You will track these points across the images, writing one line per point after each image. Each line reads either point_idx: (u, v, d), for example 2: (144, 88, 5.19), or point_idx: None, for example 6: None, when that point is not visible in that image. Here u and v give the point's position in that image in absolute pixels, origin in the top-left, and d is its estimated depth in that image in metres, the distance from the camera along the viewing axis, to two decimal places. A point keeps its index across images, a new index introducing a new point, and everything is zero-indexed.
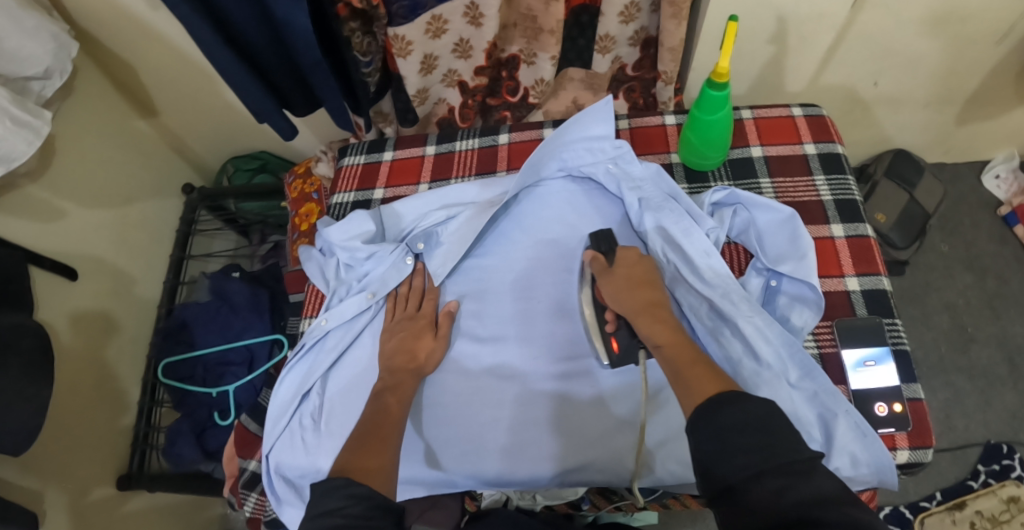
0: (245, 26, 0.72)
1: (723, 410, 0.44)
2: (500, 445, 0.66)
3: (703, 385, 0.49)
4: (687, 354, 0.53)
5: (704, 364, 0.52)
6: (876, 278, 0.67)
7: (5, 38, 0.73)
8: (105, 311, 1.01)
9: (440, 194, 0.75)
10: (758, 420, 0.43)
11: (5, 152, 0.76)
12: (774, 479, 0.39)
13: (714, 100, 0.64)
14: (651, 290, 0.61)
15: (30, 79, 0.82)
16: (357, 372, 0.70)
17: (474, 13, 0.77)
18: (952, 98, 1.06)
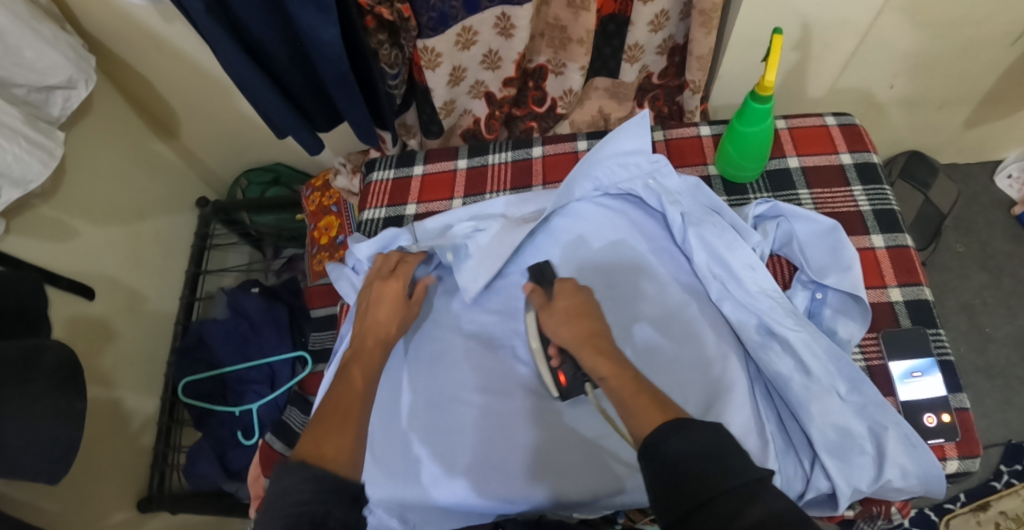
0: (271, 41, 0.71)
1: (672, 435, 0.40)
2: (520, 465, 0.62)
3: (648, 413, 0.45)
4: (630, 383, 0.49)
5: (649, 392, 0.47)
6: (918, 288, 0.67)
7: (25, 48, 0.72)
8: (121, 332, 0.98)
9: (473, 208, 0.74)
10: (711, 445, 0.39)
11: (20, 174, 0.73)
12: (728, 504, 0.35)
13: (757, 113, 0.64)
14: (591, 319, 0.56)
15: (53, 90, 0.81)
16: (395, 396, 0.68)
17: (505, 24, 0.76)
18: (965, 100, 1.06)
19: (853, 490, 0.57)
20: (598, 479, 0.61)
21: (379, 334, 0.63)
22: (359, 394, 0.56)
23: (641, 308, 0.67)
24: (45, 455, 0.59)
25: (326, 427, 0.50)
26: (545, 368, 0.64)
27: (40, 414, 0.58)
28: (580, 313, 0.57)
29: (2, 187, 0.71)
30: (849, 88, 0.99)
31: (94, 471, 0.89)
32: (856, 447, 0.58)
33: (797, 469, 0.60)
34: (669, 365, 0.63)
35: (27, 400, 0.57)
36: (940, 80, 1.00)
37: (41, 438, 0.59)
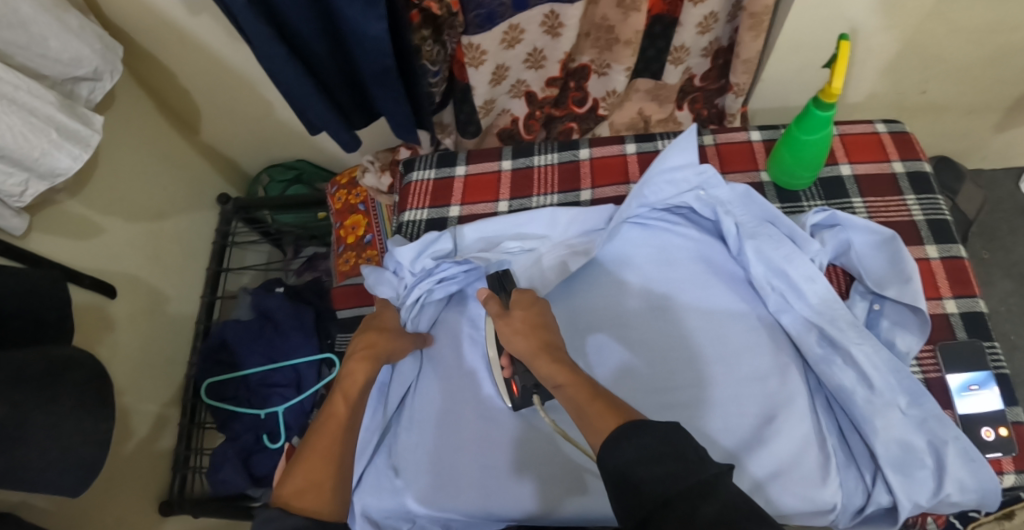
0: (312, 38, 0.68)
1: (625, 445, 0.39)
2: (551, 476, 0.62)
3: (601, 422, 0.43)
4: (586, 390, 0.47)
5: (604, 398, 0.46)
6: (973, 300, 0.66)
7: (52, 38, 0.69)
8: (141, 332, 0.96)
9: (513, 219, 0.71)
10: (664, 448, 0.37)
11: (47, 169, 0.70)
12: (683, 503, 0.34)
13: (818, 121, 0.62)
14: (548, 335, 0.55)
15: (79, 81, 0.78)
16: (432, 408, 0.67)
17: (553, 23, 0.74)
18: (995, 107, 1.02)
19: (913, 505, 0.56)
20: (584, 491, 0.61)
21: (368, 349, 0.63)
22: (343, 422, 0.58)
23: (636, 317, 0.67)
24: (81, 469, 0.56)
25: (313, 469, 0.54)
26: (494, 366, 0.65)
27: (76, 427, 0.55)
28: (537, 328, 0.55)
29: (28, 180, 0.69)
30: (888, 96, 0.97)
31: (113, 475, 0.87)
32: (916, 461, 0.57)
33: (857, 483, 0.59)
34: (725, 374, 0.63)
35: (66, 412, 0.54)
36: (982, 95, 0.98)
37: (77, 451, 0.56)
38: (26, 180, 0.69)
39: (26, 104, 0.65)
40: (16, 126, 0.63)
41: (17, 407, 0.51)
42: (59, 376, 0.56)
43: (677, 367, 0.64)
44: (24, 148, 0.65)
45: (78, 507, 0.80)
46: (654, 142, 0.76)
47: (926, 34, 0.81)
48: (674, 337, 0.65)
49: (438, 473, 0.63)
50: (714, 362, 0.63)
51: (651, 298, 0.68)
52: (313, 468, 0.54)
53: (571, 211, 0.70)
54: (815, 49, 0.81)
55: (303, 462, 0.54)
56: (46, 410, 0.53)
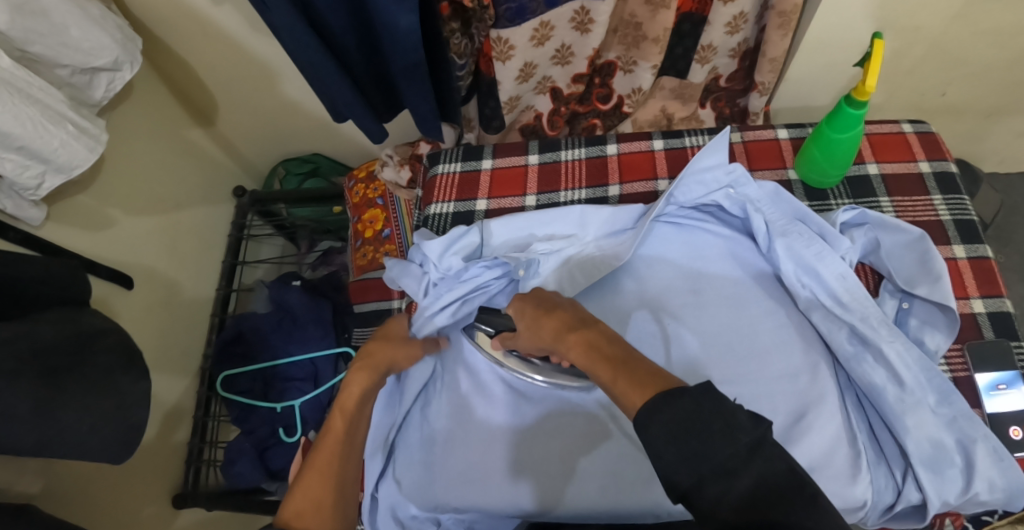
0: (341, 29, 0.68)
1: (654, 416, 0.34)
2: (575, 471, 0.61)
3: (628, 395, 0.38)
4: (607, 367, 0.42)
5: (627, 372, 0.40)
6: (1000, 300, 0.66)
7: (72, 27, 0.67)
8: (158, 324, 0.95)
9: (542, 216, 0.70)
10: (699, 422, 0.33)
11: (66, 161, 0.67)
12: (716, 482, 0.32)
13: (850, 119, 0.63)
14: (562, 312, 0.52)
15: (98, 71, 0.75)
16: (459, 402, 0.67)
17: (582, 19, 0.74)
18: (1015, 110, 1.03)
19: (943, 503, 0.56)
20: (610, 489, 0.60)
21: (369, 362, 0.64)
22: (342, 437, 0.58)
23: (668, 312, 0.67)
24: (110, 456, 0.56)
25: (312, 480, 0.53)
26: (513, 360, 0.65)
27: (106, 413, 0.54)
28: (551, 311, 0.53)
29: (44, 173, 0.66)
30: (910, 99, 0.97)
31: (128, 467, 0.86)
32: (946, 459, 0.57)
33: (888, 480, 0.59)
34: (757, 369, 0.62)
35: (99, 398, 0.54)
36: (1001, 98, 0.99)
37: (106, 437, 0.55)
38: (42, 173, 0.66)
39: (41, 97, 0.63)
40: (36, 118, 0.61)
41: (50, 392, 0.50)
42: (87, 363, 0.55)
43: (708, 361, 0.64)
44: (43, 139, 0.63)
45: (95, 498, 0.79)
46: (682, 139, 0.76)
47: (953, 36, 0.81)
48: (704, 334, 0.65)
49: (462, 469, 0.63)
50: (745, 359, 0.63)
51: (679, 294, 0.68)
52: (311, 486, 0.53)
53: (602, 212, 0.69)
54: (842, 49, 0.81)
55: (305, 476, 0.54)
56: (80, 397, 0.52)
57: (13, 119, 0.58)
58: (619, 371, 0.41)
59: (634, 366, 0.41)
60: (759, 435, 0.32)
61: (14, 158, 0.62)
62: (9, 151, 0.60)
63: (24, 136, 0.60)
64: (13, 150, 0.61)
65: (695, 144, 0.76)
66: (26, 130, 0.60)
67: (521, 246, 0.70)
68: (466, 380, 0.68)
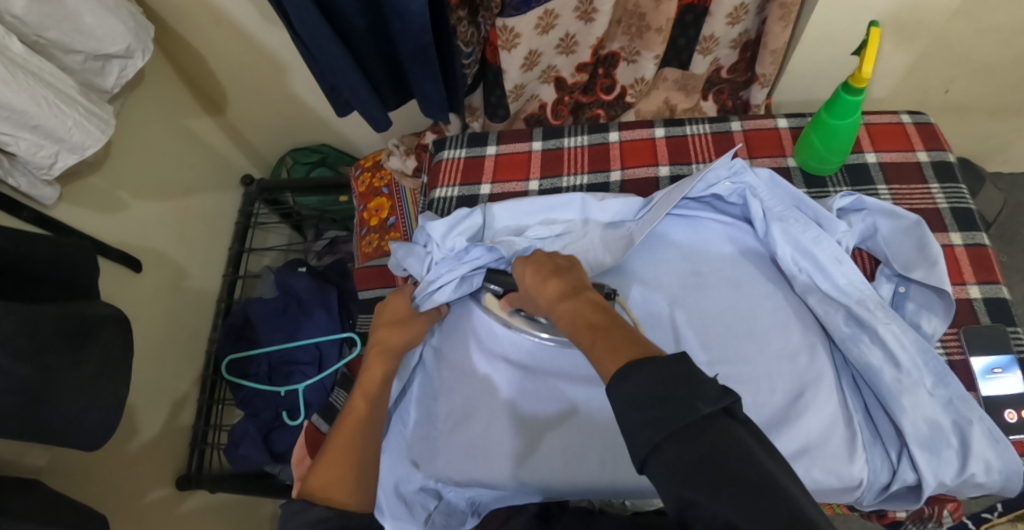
0: (351, 14, 0.70)
1: (624, 383, 0.36)
2: (574, 447, 0.62)
3: (605, 362, 0.41)
4: (590, 334, 0.44)
5: (605, 336, 0.43)
6: (997, 286, 0.67)
7: (86, 14, 0.67)
8: (165, 307, 0.97)
9: (546, 203, 0.72)
10: (664, 388, 0.34)
11: (79, 140, 0.69)
12: (674, 449, 0.32)
13: (848, 105, 0.64)
14: (564, 277, 0.53)
15: (110, 59, 0.75)
16: (462, 381, 0.68)
17: (586, 8, 0.76)
18: (1017, 109, 1.04)
19: (938, 482, 0.57)
20: (609, 464, 0.61)
21: (381, 342, 0.69)
22: (361, 417, 0.66)
23: (667, 294, 0.68)
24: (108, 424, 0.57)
25: (329, 460, 0.62)
26: (520, 319, 0.67)
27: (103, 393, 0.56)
28: (553, 274, 0.53)
29: (58, 152, 0.67)
30: (912, 96, 0.98)
31: (134, 446, 0.88)
32: (943, 440, 0.58)
33: (884, 460, 0.59)
34: (757, 349, 0.63)
35: (97, 382, 0.57)
36: (1003, 96, 1.00)
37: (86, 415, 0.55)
38: (56, 152, 0.67)
39: (52, 82, 0.65)
40: (49, 98, 0.63)
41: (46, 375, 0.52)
42: (89, 343, 0.57)
43: (706, 341, 0.65)
44: (58, 119, 0.64)
45: (101, 476, 0.81)
46: (683, 127, 0.78)
47: (955, 32, 0.82)
48: (705, 315, 0.66)
49: (462, 445, 0.64)
50: (745, 339, 0.64)
51: (679, 276, 0.69)
52: (335, 462, 0.62)
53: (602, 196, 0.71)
54: (845, 42, 0.82)
55: (325, 456, 0.63)
56: (75, 385, 0.55)
57: (29, 99, 0.60)
58: (600, 336, 0.43)
59: (612, 332, 0.43)
60: (721, 405, 0.33)
61: (29, 137, 0.63)
62: (25, 130, 0.62)
63: (40, 114, 0.61)
64: (29, 130, 0.62)
65: (695, 132, 0.78)
66: (41, 109, 0.62)
67: (522, 230, 0.72)
68: (469, 358, 0.68)
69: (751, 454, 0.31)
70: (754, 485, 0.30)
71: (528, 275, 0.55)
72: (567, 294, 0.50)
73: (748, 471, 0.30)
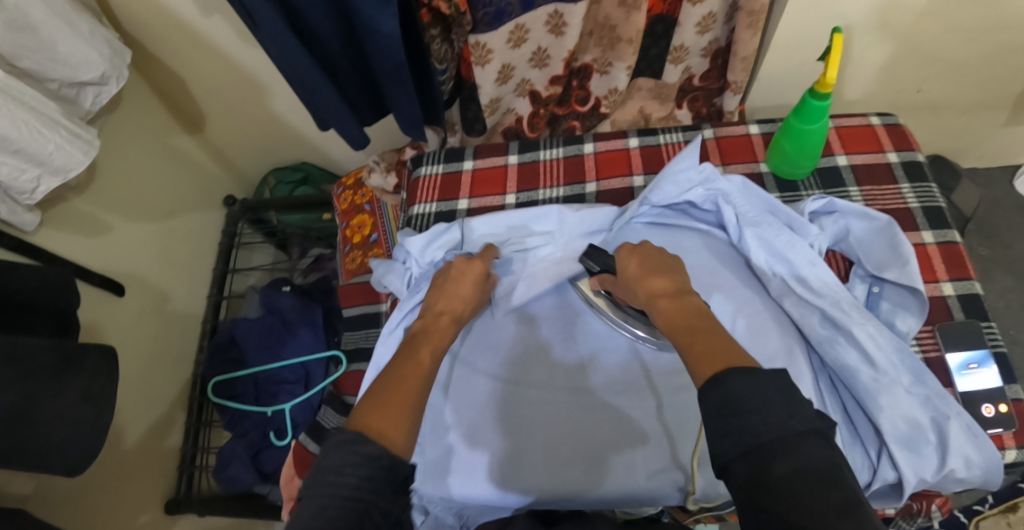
0: (324, 35, 0.70)
1: (716, 387, 0.38)
2: (570, 454, 0.63)
3: (698, 365, 0.41)
4: (686, 331, 0.46)
5: (704, 337, 0.44)
6: (969, 282, 0.68)
7: (60, 43, 0.67)
8: (149, 330, 0.96)
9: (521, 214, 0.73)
10: (756, 396, 0.36)
11: (60, 163, 0.68)
12: (759, 460, 0.34)
13: (815, 110, 0.65)
14: (669, 275, 0.53)
15: (85, 86, 0.75)
16: (462, 390, 0.67)
17: (556, 22, 0.77)
18: (989, 105, 1.06)
19: (919, 480, 0.57)
20: (593, 472, 0.62)
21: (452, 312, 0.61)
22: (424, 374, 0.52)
23: None
24: (86, 456, 0.57)
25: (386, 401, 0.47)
26: (601, 300, 0.69)
27: (82, 424, 0.56)
28: (657, 271, 0.53)
29: (40, 176, 0.67)
30: (884, 97, 0.99)
31: (122, 472, 0.87)
32: (921, 438, 0.58)
33: (864, 460, 0.60)
34: None
35: (84, 414, 0.56)
36: (975, 93, 1.01)
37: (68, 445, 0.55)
38: (38, 177, 0.67)
39: (36, 106, 0.65)
40: (32, 123, 0.63)
41: (27, 402, 0.51)
42: (74, 376, 0.56)
43: None
44: (40, 142, 0.64)
45: (89, 503, 0.80)
46: (656, 136, 0.79)
47: (922, 32, 0.83)
48: None
49: (443, 461, 0.64)
50: None
51: None
52: (392, 405, 0.46)
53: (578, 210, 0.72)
54: (812, 47, 0.84)
55: (384, 397, 0.47)
56: (59, 417, 0.54)
57: (11, 124, 0.60)
58: (698, 339, 0.44)
59: (712, 337, 0.43)
60: (813, 426, 0.35)
61: (10, 162, 0.63)
62: (6, 155, 0.62)
63: (21, 140, 0.61)
64: (10, 154, 0.62)
65: (669, 141, 0.79)
66: (23, 134, 0.62)
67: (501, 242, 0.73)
68: (587, 326, 0.70)
69: (841, 478, 0.32)
70: (837, 509, 0.30)
71: (633, 265, 0.56)
72: (671, 292, 0.51)
73: (831, 497, 0.31)
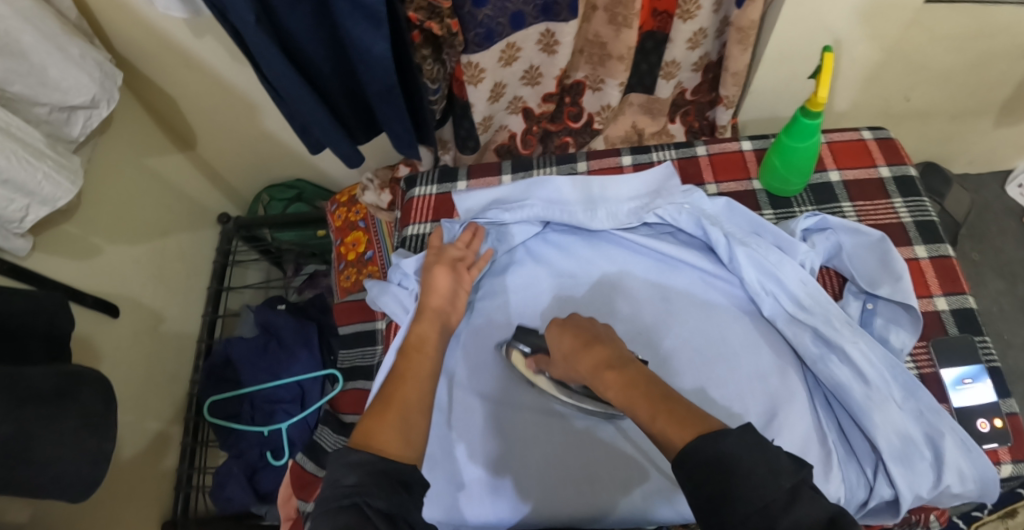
0: (316, 57, 0.70)
1: (701, 449, 0.37)
2: (568, 475, 0.63)
3: (669, 435, 0.40)
4: (643, 401, 0.43)
5: (669, 411, 0.41)
6: (962, 297, 0.68)
7: (50, 67, 0.66)
8: (143, 351, 0.96)
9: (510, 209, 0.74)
10: (745, 454, 0.36)
11: (50, 192, 0.68)
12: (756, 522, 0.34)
13: (805, 128, 0.65)
14: (606, 345, 0.50)
15: (75, 109, 0.74)
16: (459, 414, 0.67)
17: (548, 41, 0.78)
18: (977, 112, 1.07)
19: (915, 496, 0.57)
20: (588, 492, 0.62)
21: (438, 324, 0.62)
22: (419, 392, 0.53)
23: (642, 325, 0.68)
24: (79, 490, 0.56)
25: (381, 414, 0.49)
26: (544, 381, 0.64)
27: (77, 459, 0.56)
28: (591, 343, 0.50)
29: (29, 205, 0.67)
30: (874, 107, 1.00)
31: (117, 496, 0.87)
32: (916, 453, 0.58)
33: (860, 476, 0.59)
34: (729, 373, 0.64)
35: (80, 443, 0.56)
36: (963, 101, 1.02)
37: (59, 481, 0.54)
38: (27, 206, 0.66)
39: (20, 136, 0.65)
40: (19, 153, 0.63)
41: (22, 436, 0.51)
42: (70, 408, 0.55)
43: (677, 366, 0.65)
44: (28, 172, 0.64)
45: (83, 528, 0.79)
46: (649, 154, 0.80)
47: (911, 43, 0.84)
48: (691, 332, 0.67)
49: (437, 489, 0.63)
50: (717, 363, 0.65)
51: (647, 306, 0.70)
52: (386, 420, 0.49)
53: (568, 211, 0.73)
54: (802, 61, 0.85)
55: (376, 413, 0.50)
56: (56, 448, 0.53)
57: None
58: (659, 410, 0.42)
59: (677, 407, 0.41)
60: (798, 480, 0.36)
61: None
62: None
63: (10, 169, 0.61)
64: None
65: (662, 158, 0.79)
66: (11, 163, 0.62)
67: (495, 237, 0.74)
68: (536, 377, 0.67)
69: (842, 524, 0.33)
70: None
71: (567, 340, 0.53)
72: (612, 362, 0.47)
73: None
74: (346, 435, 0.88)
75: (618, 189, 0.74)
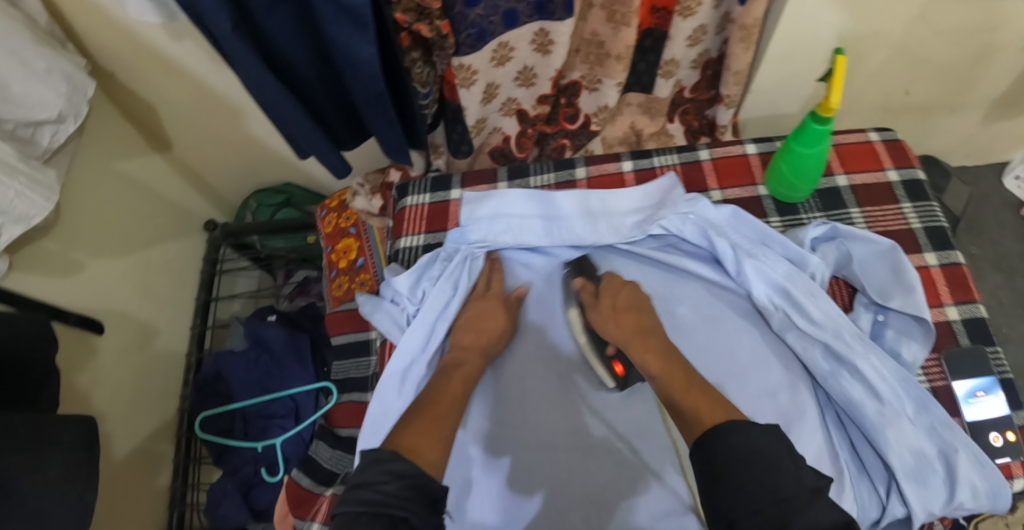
0: (300, 63, 0.66)
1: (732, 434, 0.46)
2: (576, 498, 0.61)
3: (698, 408, 0.52)
4: (680, 380, 0.57)
5: (698, 390, 0.55)
6: (974, 305, 0.67)
7: (13, 83, 0.62)
8: (131, 367, 0.93)
9: (509, 228, 0.72)
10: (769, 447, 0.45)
11: (23, 210, 0.64)
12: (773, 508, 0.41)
13: (815, 135, 0.62)
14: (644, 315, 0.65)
15: (41, 124, 0.70)
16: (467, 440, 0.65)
17: (542, 41, 0.74)
18: (978, 105, 1.04)
19: (929, 514, 0.55)
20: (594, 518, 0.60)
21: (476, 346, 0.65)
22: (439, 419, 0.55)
23: None
24: None
25: (422, 424, 0.53)
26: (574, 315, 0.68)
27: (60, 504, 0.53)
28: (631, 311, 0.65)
29: (3, 225, 0.63)
30: (875, 102, 0.97)
31: (111, 519, 0.84)
32: (929, 470, 0.56)
33: (872, 495, 0.58)
34: (739, 392, 0.63)
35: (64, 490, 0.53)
36: (966, 94, 0.99)
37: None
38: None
39: None
40: None
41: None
42: (52, 453, 0.52)
43: None
44: None
45: None
46: (650, 159, 0.77)
47: (915, 37, 0.80)
48: (698, 345, 0.66)
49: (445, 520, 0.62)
50: (726, 380, 0.63)
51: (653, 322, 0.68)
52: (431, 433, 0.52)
53: (568, 226, 0.72)
54: (805, 58, 0.81)
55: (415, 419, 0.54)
56: (38, 498, 0.50)
57: None
58: (693, 395, 0.54)
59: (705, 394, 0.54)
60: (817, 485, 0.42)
61: None
62: None
63: None
64: None
65: (663, 163, 0.76)
66: None
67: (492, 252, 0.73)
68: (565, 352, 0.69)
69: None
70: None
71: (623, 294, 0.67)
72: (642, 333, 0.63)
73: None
74: (342, 451, 0.86)
75: (621, 200, 0.72)
